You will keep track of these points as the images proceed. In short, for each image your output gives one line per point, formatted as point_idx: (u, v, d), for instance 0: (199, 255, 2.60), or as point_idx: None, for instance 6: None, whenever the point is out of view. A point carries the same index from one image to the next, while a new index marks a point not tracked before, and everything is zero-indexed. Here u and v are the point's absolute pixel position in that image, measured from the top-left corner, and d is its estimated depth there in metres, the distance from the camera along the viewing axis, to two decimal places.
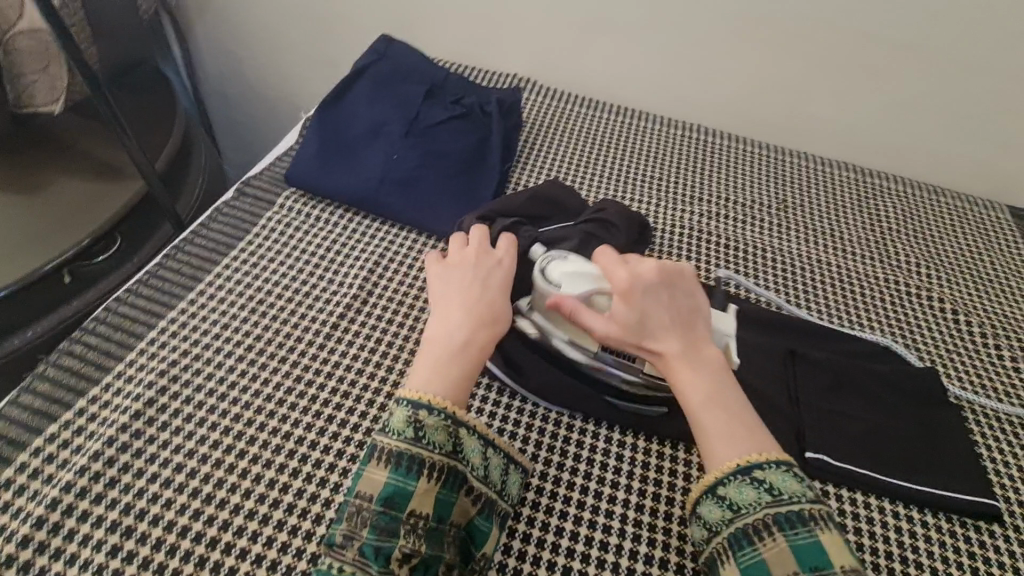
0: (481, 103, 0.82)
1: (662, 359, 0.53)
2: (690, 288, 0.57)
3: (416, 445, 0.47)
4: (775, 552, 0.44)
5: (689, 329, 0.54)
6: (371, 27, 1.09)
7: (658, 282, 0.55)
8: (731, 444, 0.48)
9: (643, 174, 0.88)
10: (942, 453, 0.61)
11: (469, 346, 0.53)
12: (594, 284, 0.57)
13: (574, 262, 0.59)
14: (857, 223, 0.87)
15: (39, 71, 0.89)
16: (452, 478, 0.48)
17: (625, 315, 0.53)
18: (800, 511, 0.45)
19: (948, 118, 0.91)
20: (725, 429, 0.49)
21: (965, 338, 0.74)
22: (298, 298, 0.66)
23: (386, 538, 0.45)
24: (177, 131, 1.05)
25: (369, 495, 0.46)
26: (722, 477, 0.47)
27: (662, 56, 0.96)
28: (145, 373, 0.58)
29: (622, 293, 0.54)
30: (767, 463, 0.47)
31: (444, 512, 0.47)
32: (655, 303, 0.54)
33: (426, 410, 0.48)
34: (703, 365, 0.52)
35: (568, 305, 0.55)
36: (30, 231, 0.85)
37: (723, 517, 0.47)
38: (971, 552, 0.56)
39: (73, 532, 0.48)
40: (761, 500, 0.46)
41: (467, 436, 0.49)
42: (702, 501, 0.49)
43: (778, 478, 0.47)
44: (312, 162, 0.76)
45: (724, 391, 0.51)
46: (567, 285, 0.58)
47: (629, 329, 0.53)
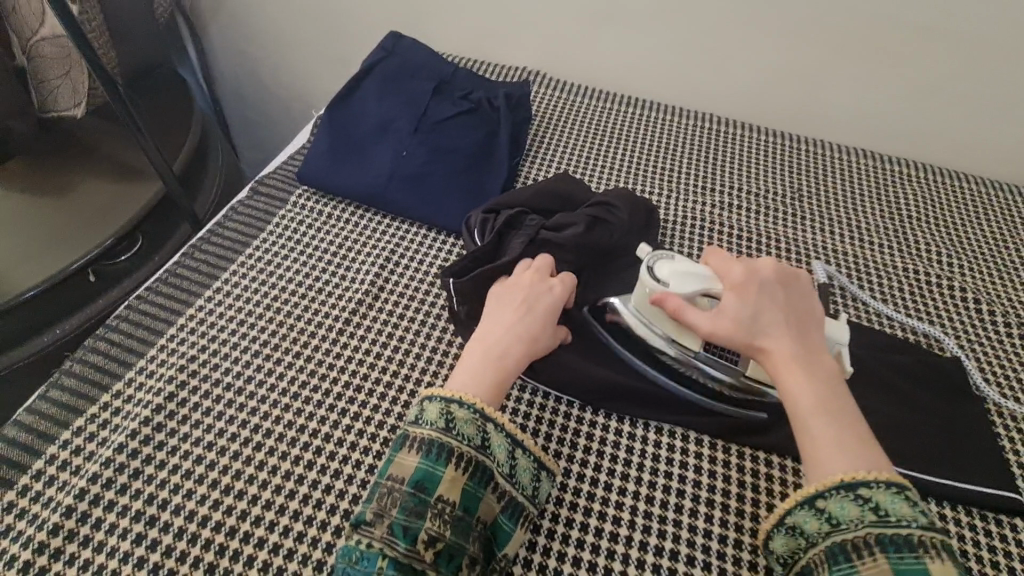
0: (489, 98, 0.82)
1: (769, 356, 0.52)
2: (805, 291, 0.56)
3: (447, 434, 0.48)
4: (874, 572, 0.43)
5: (804, 333, 0.53)
6: (379, 25, 1.09)
7: (774, 280, 0.55)
8: (838, 460, 0.46)
9: (658, 167, 0.87)
10: (961, 445, 0.60)
11: (507, 354, 0.54)
12: (705, 284, 0.56)
13: (677, 262, 0.58)
14: (874, 210, 0.85)
15: (62, 76, 0.91)
16: (480, 471, 0.49)
17: (737, 310, 0.53)
18: (908, 536, 0.43)
19: (970, 101, 0.88)
20: (834, 438, 0.47)
21: (987, 327, 0.72)
22: (311, 294, 0.67)
23: (414, 520, 0.46)
24: (195, 132, 1.08)
25: (400, 477, 0.47)
26: (823, 491, 0.46)
27: (673, 44, 0.95)
28: (165, 369, 0.59)
29: (735, 288, 0.54)
30: (877, 483, 0.45)
31: (470, 504, 0.48)
32: (769, 301, 0.54)
33: (457, 404, 0.50)
34: (815, 369, 0.51)
35: (671, 304, 0.55)
36: (56, 231, 0.88)
37: (819, 529, 0.46)
38: (991, 546, 0.54)
39: (100, 521, 0.50)
40: (865, 518, 0.44)
41: (497, 432, 0.50)
42: (797, 510, 0.48)
43: (887, 499, 0.45)
44: (323, 160, 0.77)
45: (834, 399, 0.49)
46: (676, 284, 0.56)
47: (739, 325, 0.53)
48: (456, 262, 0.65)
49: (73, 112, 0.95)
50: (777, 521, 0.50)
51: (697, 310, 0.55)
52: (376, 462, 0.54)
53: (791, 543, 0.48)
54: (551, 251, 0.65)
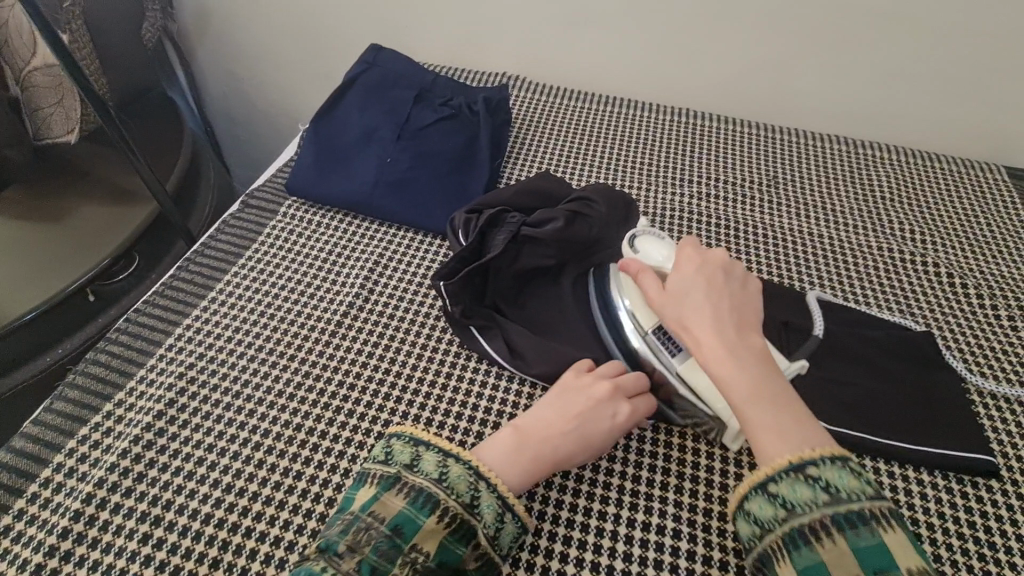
0: (469, 103, 0.85)
1: (696, 337, 0.51)
2: (749, 280, 0.56)
3: (438, 485, 0.49)
4: (834, 554, 0.42)
5: (741, 316, 0.52)
6: (361, 39, 1.13)
7: (717, 264, 0.54)
8: (775, 440, 0.46)
9: (635, 161, 0.90)
10: (935, 413, 0.62)
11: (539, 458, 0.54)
12: (665, 262, 0.59)
13: (664, 241, 0.62)
14: (848, 193, 0.88)
15: (55, 104, 0.94)
16: (463, 527, 0.48)
17: (676, 288, 0.54)
18: (860, 511, 0.43)
19: (935, 84, 0.91)
20: (776, 420, 0.47)
21: (961, 300, 0.74)
22: (303, 299, 0.69)
23: (385, 563, 0.44)
24: (186, 152, 1.10)
25: (380, 516, 0.46)
26: (773, 474, 0.46)
27: (646, 43, 0.97)
28: (165, 376, 0.61)
29: (676, 267, 0.55)
30: (823, 461, 0.45)
31: (446, 558, 0.47)
32: (707, 281, 0.53)
33: (455, 458, 0.51)
34: (747, 351, 0.50)
35: (632, 268, 0.58)
36: (54, 255, 0.90)
37: (775, 514, 0.45)
38: (967, 508, 0.57)
39: (107, 523, 0.52)
40: (818, 499, 0.44)
41: (489, 495, 0.50)
42: (752, 497, 0.47)
43: (836, 475, 0.44)
44: (310, 170, 0.79)
45: (771, 383, 0.48)
46: (648, 254, 0.61)
47: (676, 300, 0.53)
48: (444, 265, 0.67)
49: (66, 138, 0.97)
50: (734, 510, 0.49)
51: (652, 279, 0.56)
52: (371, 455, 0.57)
53: (749, 531, 0.47)
54: (535, 246, 0.67)
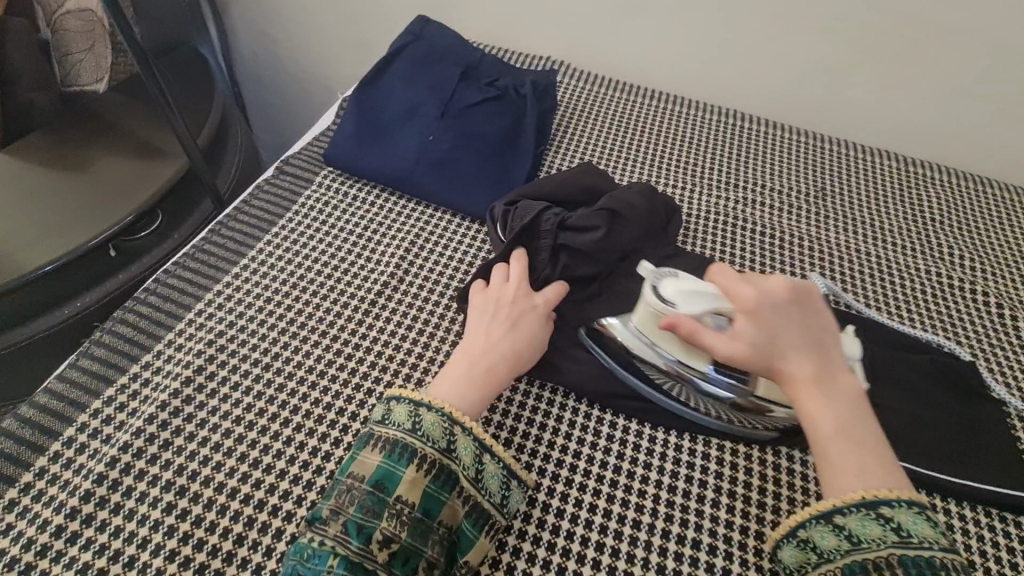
0: (516, 85, 0.82)
1: (787, 380, 0.49)
2: (821, 306, 0.52)
3: (412, 436, 0.49)
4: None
5: (824, 353, 0.50)
6: (404, 9, 1.09)
7: (790, 301, 0.51)
8: (858, 481, 0.46)
9: (682, 162, 0.87)
10: (982, 447, 0.60)
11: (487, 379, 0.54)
12: (714, 303, 0.53)
13: (683, 281, 0.54)
14: (898, 212, 0.85)
15: (85, 51, 0.97)
16: (443, 474, 0.48)
17: (752, 336, 0.50)
18: (930, 558, 0.43)
19: (999, 105, 0.87)
20: (857, 461, 0.46)
21: (1012, 334, 0.72)
22: (336, 275, 0.67)
23: (369, 519, 0.46)
24: (217, 111, 1.07)
25: (359, 476, 0.47)
26: (843, 508, 0.45)
27: (701, 38, 0.94)
28: (193, 343, 0.60)
29: (747, 314, 0.50)
30: (898, 502, 0.44)
31: (430, 506, 0.47)
32: (787, 323, 0.50)
33: (426, 407, 0.50)
34: (838, 391, 0.49)
35: (685, 327, 0.52)
36: (81, 207, 0.88)
37: (839, 546, 0.45)
38: (1010, 549, 0.55)
39: (130, 489, 0.50)
40: (887, 538, 0.44)
41: (462, 435, 0.50)
42: (813, 524, 0.47)
43: (909, 519, 0.44)
44: (349, 143, 0.76)
45: (856, 424, 0.47)
46: (686, 305, 0.53)
47: (756, 350, 0.49)
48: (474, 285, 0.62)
49: (96, 87, 1.00)
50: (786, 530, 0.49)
51: (711, 333, 0.51)
52: None
53: (801, 557, 0.47)
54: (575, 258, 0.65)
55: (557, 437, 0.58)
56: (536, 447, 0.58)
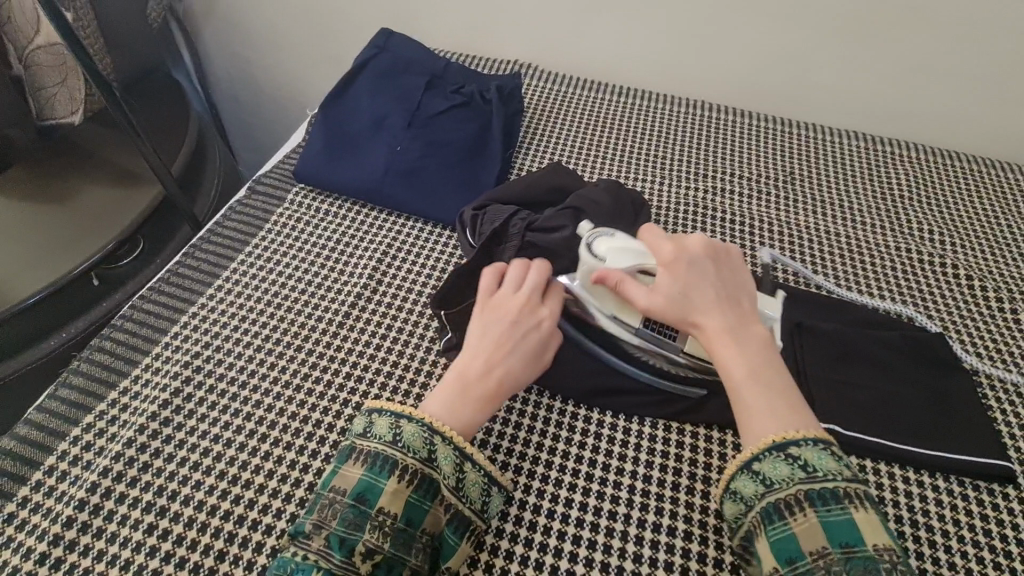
0: (481, 91, 0.83)
1: (705, 330, 0.53)
2: (735, 267, 0.57)
3: (393, 447, 0.48)
4: (805, 527, 0.44)
5: (735, 305, 0.54)
6: (371, 22, 1.10)
7: (703, 257, 0.56)
8: (767, 422, 0.48)
9: (649, 155, 0.88)
10: (952, 418, 0.61)
11: (484, 404, 0.52)
12: (639, 260, 0.57)
13: (618, 239, 0.59)
14: (865, 191, 0.86)
15: (59, 84, 0.92)
16: (426, 484, 0.48)
17: (669, 288, 0.54)
18: (834, 488, 0.45)
19: (960, 79, 0.88)
20: (768, 406, 0.49)
21: (981, 304, 0.73)
22: (310, 290, 0.68)
23: (352, 531, 0.45)
24: (191, 135, 1.08)
25: (340, 489, 0.47)
26: (756, 453, 0.48)
27: (663, 32, 0.95)
28: (170, 365, 0.61)
29: (666, 266, 0.55)
30: (803, 440, 0.47)
31: (413, 516, 0.47)
32: (701, 277, 0.55)
33: (406, 419, 0.50)
34: (749, 338, 0.52)
35: (613, 279, 0.55)
36: (59, 238, 0.89)
37: (756, 492, 0.47)
38: (983, 516, 0.56)
39: (111, 513, 0.51)
40: (796, 476, 0.46)
41: (445, 446, 0.49)
42: (738, 476, 0.49)
43: (814, 455, 0.46)
44: (318, 158, 0.77)
45: (767, 369, 0.51)
46: (613, 260, 0.57)
47: (675, 301, 0.53)
48: (445, 291, 0.63)
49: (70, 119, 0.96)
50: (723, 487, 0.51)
51: (637, 285, 0.55)
52: None
53: (734, 511, 0.49)
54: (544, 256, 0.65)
55: (532, 434, 0.59)
56: (512, 446, 0.59)
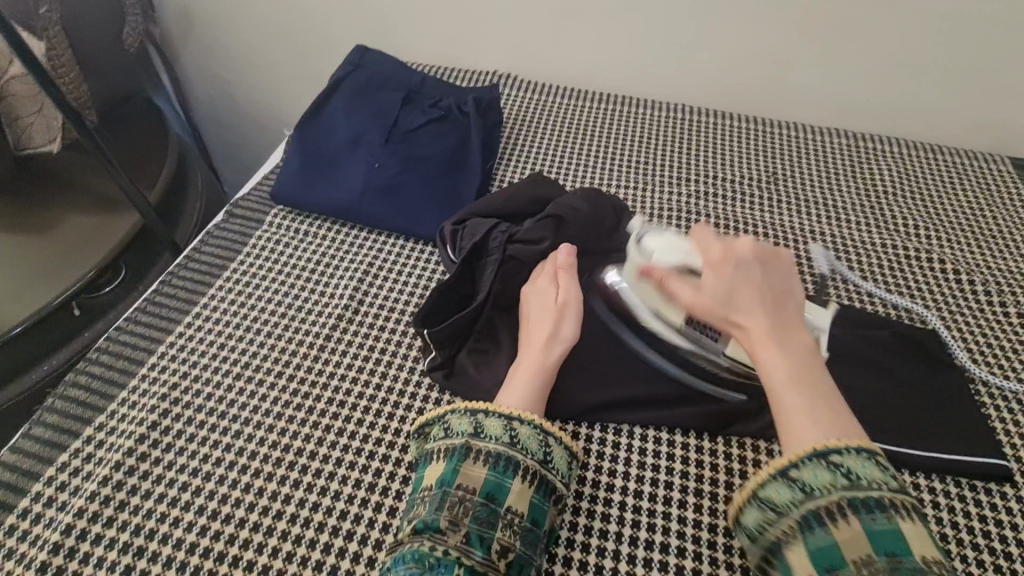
0: (459, 104, 0.82)
1: (746, 333, 0.50)
2: (787, 269, 0.54)
3: (513, 448, 0.49)
4: (848, 535, 0.41)
5: (784, 308, 0.51)
6: (348, 38, 1.10)
7: (753, 258, 0.53)
8: (813, 431, 0.45)
9: (632, 161, 0.87)
10: (947, 416, 0.60)
11: (529, 367, 0.55)
12: (686, 257, 0.57)
13: (667, 236, 0.60)
14: (849, 187, 0.86)
15: (35, 113, 0.90)
16: (543, 484, 0.49)
17: (714, 289, 0.52)
18: (879, 497, 0.42)
19: (937, 72, 0.89)
20: (809, 414, 0.46)
21: (970, 298, 0.72)
22: (290, 313, 0.67)
23: (487, 529, 0.46)
24: (171, 160, 1.07)
25: (470, 488, 0.47)
26: (795, 460, 0.45)
27: (640, 37, 0.95)
28: (147, 398, 0.59)
29: (713, 265, 0.53)
30: (847, 449, 0.44)
31: (537, 516, 0.48)
32: (750, 280, 0.52)
33: (518, 420, 0.51)
34: (794, 344, 0.49)
35: (657, 274, 0.57)
36: (35, 268, 0.87)
37: (792, 499, 0.44)
38: (982, 516, 0.55)
39: (87, 555, 0.50)
40: (837, 483, 0.43)
41: (557, 446, 0.51)
42: (769, 482, 0.46)
43: (859, 463, 0.43)
44: (296, 179, 0.77)
45: (811, 379, 0.47)
46: (661, 255, 0.58)
47: (715, 303, 0.52)
48: (425, 308, 0.62)
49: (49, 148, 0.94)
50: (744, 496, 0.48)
51: (681, 282, 0.55)
52: (363, 476, 0.54)
53: (761, 519, 0.46)
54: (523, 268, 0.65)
55: None
56: None
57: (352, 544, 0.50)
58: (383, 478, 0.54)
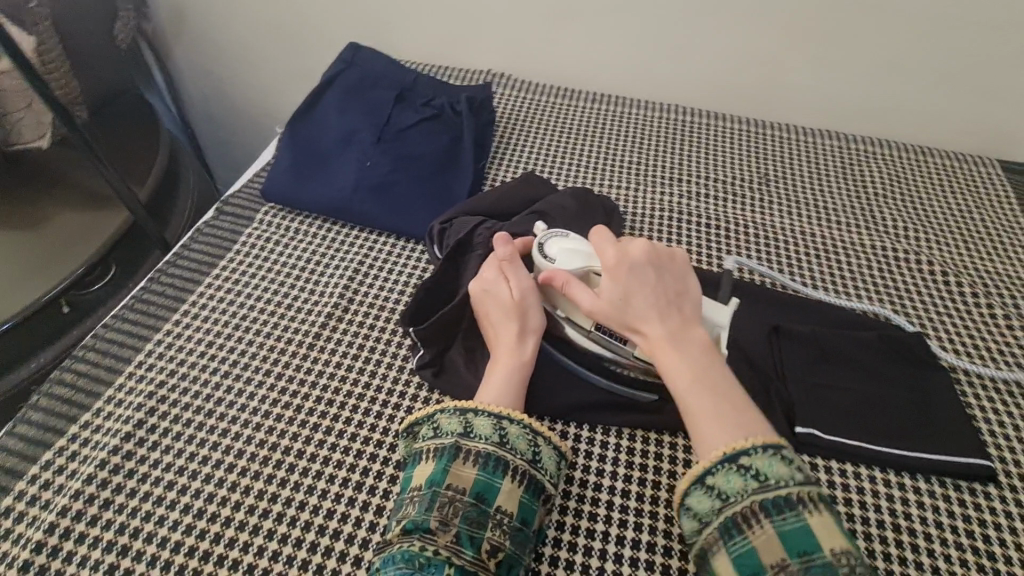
0: (451, 103, 0.82)
1: (645, 337, 0.53)
2: (680, 269, 0.56)
3: (503, 448, 0.49)
4: (763, 540, 0.43)
5: (677, 308, 0.54)
6: (342, 36, 1.09)
7: (646, 262, 0.55)
8: (716, 430, 0.47)
9: (623, 161, 0.87)
10: (933, 417, 0.60)
11: (507, 365, 0.55)
12: (588, 262, 0.58)
13: (571, 242, 0.60)
14: (839, 189, 0.86)
15: (25, 109, 0.89)
16: (533, 484, 0.49)
17: (612, 294, 0.54)
18: (787, 495, 0.44)
19: (928, 75, 0.89)
20: (710, 411, 0.48)
21: (958, 300, 0.73)
22: (280, 312, 0.66)
23: (477, 529, 0.46)
24: (161, 156, 1.07)
25: (460, 488, 0.47)
26: (711, 466, 0.46)
27: (633, 38, 0.95)
28: (134, 396, 0.59)
29: (610, 271, 0.55)
30: (754, 449, 0.46)
31: (527, 515, 0.48)
32: (642, 285, 0.54)
33: (508, 419, 0.51)
34: (688, 344, 0.52)
35: (559, 279, 0.57)
36: (22, 264, 0.87)
37: (712, 506, 0.45)
38: (967, 517, 0.55)
39: (71, 554, 0.49)
40: (749, 487, 0.45)
41: (546, 445, 0.51)
42: (691, 492, 0.47)
43: (765, 463, 0.45)
44: (287, 176, 0.76)
45: (709, 374, 0.50)
46: (562, 261, 0.58)
47: (615, 307, 0.54)
48: (413, 306, 0.62)
49: (39, 143, 0.93)
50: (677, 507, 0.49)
51: (582, 287, 0.56)
52: (350, 475, 0.54)
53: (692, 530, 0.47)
54: None
55: None
56: None
57: (338, 543, 0.50)
58: (370, 477, 0.54)
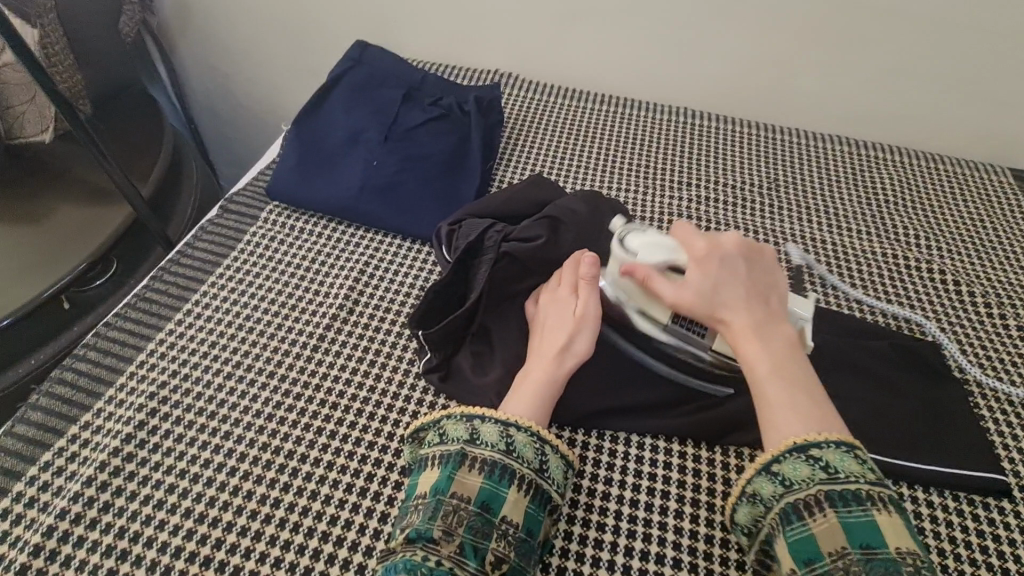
0: (459, 103, 0.81)
1: (728, 326, 0.52)
2: (768, 264, 0.56)
3: (509, 456, 0.48)
4: (825, 528, 0.43)
5: (764, 301, 0.53)
6: (349, 33, 1.09)
7: (736, 254, 0.55)
8: (794, 421, 0.47)
9: (634, 164, 0.87)
10: (946, 429, 0.60)
11: (539, 377, 0.54)
12: (672, 255, 0.56)
13: (648, 235, 0.58)
14: (850, 196, 0.85)
15: (28, 101, 0.89)
16: (540, 494, 0.48)
17: (699, 283, 0.53)
18: (856, 490, 0.44)
19: (941, 81, 0.88)
20: (789, 402, 0.48)
21: (971, 309, 0.72)
22: (283, 312, 0.65)
23: (481, 539, 0.45)
24: (165, 151, 1.06)
25: (464, 497, 0.46)
26: (779, 454, 0.47)
27: (644, 39, 0.94)
28: (135, 397, 0.58)
29: (698, 261, 0.54)
30: (826, 443, 0.45)
31: (533, 526, 0.47)
32: (731, 276, 0.54)
33: (516, 427, 0.50)
34: (775, 337, 0.51)
35: (641, 273, 0.55)
36: (24, 259, 0.86)
37: (775, 492, 0.46)
38: (980, 531, 0.54)
39: (68, 558, 0.48)
40: (816, 476, 0.45)
41: (554, 454, 0.50)
42: (754, 477, 0.48)
43: (837, 457, 0.45)
44: (292, 175, 0.75)
45: (792, 366, 0.50)
46: (644, 255, 0.56)
47: (702, 296, 0.53)
48: (421, 309, 0.61)
49: (41, 138, 0.92)
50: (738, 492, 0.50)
51: (665, 278, 0.55)
52: (354, 480, 0.53)
53: (751, 514, 0.48)
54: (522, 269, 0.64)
55: None
56: None
57: (342, 550, 0.49)
58: (375, 483, 0.53)
